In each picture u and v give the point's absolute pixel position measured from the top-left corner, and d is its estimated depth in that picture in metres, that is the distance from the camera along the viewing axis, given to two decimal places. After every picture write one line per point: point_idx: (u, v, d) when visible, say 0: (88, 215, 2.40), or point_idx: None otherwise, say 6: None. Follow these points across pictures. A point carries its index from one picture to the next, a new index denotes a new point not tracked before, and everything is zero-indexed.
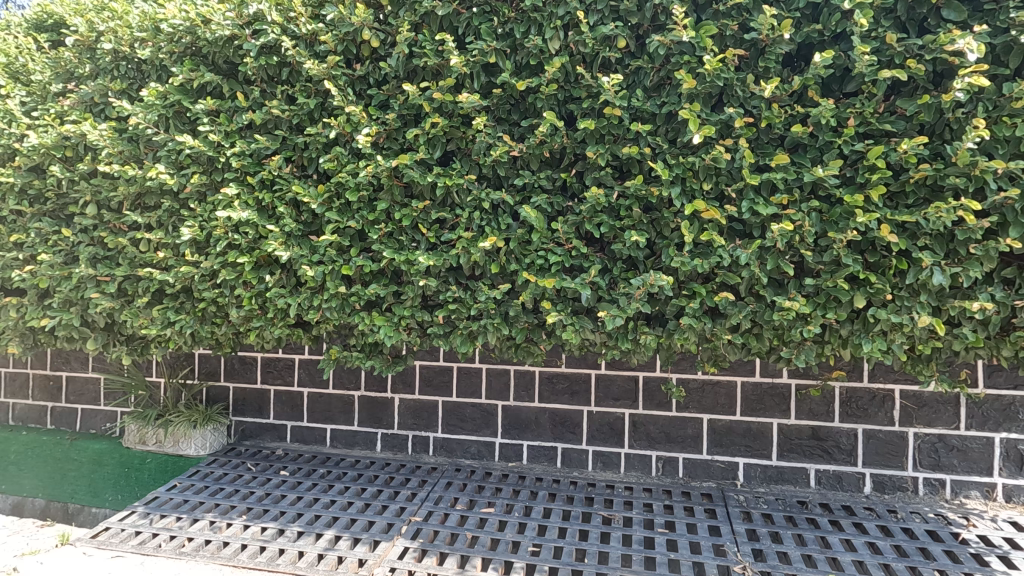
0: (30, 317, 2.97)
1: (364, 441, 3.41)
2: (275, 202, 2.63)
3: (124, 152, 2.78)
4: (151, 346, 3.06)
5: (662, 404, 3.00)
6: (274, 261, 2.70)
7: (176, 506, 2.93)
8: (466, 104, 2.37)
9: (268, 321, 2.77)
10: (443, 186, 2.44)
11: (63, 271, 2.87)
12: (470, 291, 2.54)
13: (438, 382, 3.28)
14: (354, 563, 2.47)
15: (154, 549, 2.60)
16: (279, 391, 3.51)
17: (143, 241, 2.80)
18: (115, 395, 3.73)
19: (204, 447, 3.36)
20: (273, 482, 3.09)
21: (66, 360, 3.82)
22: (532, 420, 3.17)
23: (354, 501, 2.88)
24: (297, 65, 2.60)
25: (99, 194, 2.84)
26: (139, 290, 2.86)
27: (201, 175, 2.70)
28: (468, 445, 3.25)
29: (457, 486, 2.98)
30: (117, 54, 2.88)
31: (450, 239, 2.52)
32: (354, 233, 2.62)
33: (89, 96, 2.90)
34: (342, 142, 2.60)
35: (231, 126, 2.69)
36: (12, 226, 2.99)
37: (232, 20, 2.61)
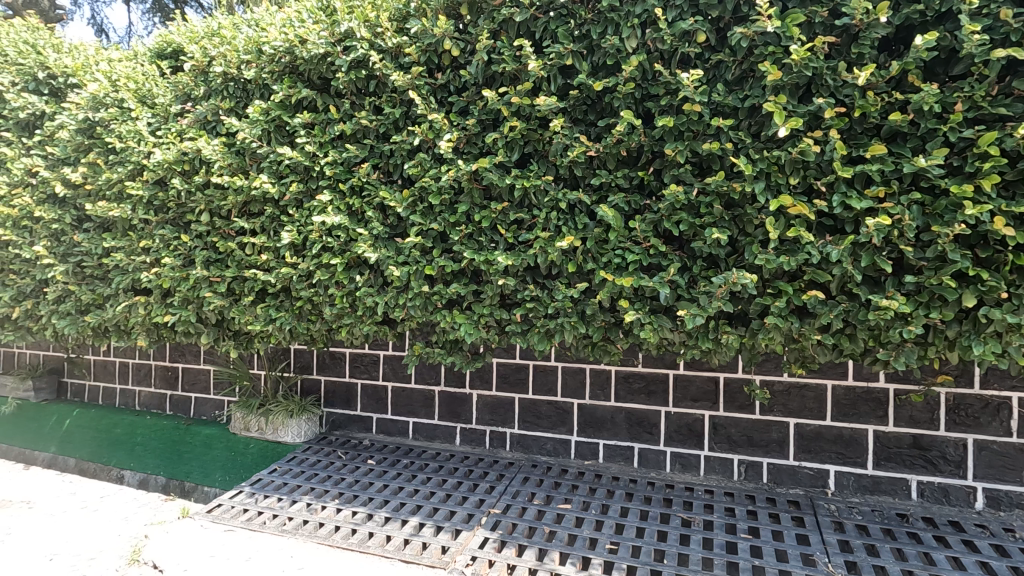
0: (156, 314, 3.33)
1: (444, 435, 3.55)
2: (364, 207, 2.81)
3: (233, 164, 3.06)
4: (255, 340, 3.35)
5: (744, 407, 2.90)
6: (363, 262, 2.87)
7: (277, 488, 3.19)
8: (543, 107, 2.42)
9: (357, 318, 2.96)
10: (521, 187, 2.50)
11: (183, 273, 3.22)
12: (548, 290, 2.58)
13: (515, 379, 3.36)
14: (438, 550, 2.59)
15: (260, 526, 2.86)
16: (366, 385, 3.72)
17: (249, 245, 3.07)
18: (224, 385, 4.11)
19: (300, 435, 3.63)
20: (361, 470, 3.30)
21: (182, 353, 4.25)
22: (608, 419, 3.17)
23: (436, 492, 3.02)
24: (384, 77, 2.76)
25: (212, 203, 3.15)
26: (246, 289, 3.13)
27: (299, 183, 2.94)
28: (544, 442, 3.31)
29: (534, 482, 3.04)
30: (226, 76, 3.18)
31: (528, 239, 2.58)
32: (436, 235, 2.74)
33: (204, 115, 3.23)
34: (425, 148, 2.73)
35: (324, 137, 2.90)
36: (141, 233, 3.38)
37: (326, 39, 2.83)
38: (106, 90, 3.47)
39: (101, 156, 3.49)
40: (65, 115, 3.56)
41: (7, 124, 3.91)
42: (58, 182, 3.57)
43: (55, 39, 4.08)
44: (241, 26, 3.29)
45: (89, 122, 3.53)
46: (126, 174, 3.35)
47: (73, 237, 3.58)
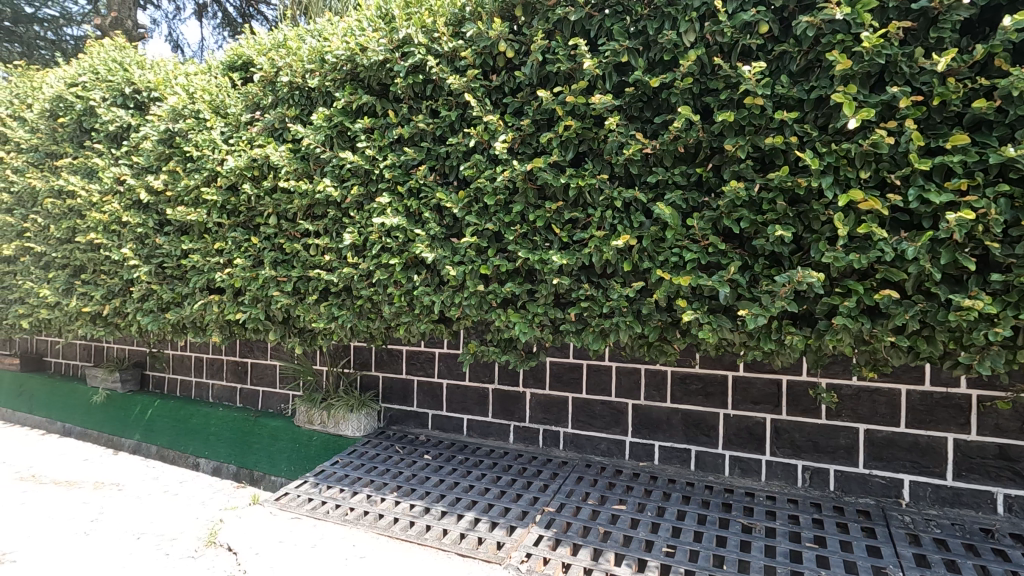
0: (228, 311, 3.53)
1: (498, 432, 3.59)
2: (422, 208, 2.89)
3: (298, 169, 3.21)
4: (319, 337, 3.49)
5: (808, 410, 2.79)
6: (420, 262, 2.95)
7: (339, 479, 3.33)
8: (598, 105, 2.41)
9: (415, 317, 3.04)
10: (576, 186, 2.50)
11: (253, 273, 3.40)
12: (602, 289, 2.57)
13: (568, 379, 3.35)
14: (493, 545, 2.63)
15: (324, 515, 2.99)
16: (422, 382, 3.82)
17: (314, 246, 3.21)
18: (288, 379, 4.31)
19: (359, 429, 3.75)
20: (418, 465, 3.39)
21: (250, 349, 4.48)
22: (664, 421, 3.11)
23: (491, 488, 3.06)
24: (441, 81, 2.83)
25: (279, 207, 3.32)
26: (310, 288, 3.27)
27: (359, 186, 3.05)
28: (598, 442, 3.29)
29: (588, 481, 3.03)
30: (292, 86, 3.34)
31: (582, 238, 2.57)
32: (491, 235, 2.78)
33: (272, 123, 3.41)
34: (480, 150, 2.77)
35: (383, 141, 3.00)
36: (216, 235, 3.60)
37: (385, 46, 2.92)
38: (185, 102, 3.72)
39: (180, 163, 3.73)
40: (149, 127, 3.83)
41: (98, 136, 4.25)
42: (143, 189, 3.85)
43: (139, 56, 4.40)
44: (305, 36, 3.44)
45: (169, 133, 3.79)
46: (202, 181, 3.58)
47: (155, 240, 3.86)
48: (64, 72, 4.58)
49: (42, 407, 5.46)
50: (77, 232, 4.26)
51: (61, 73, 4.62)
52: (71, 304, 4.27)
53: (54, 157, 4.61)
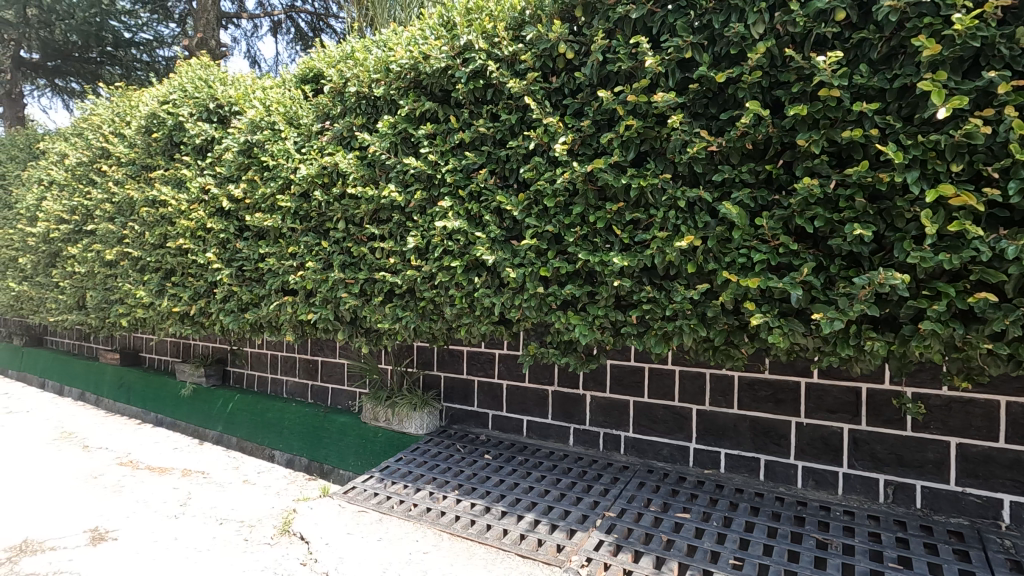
0: (301, 312, 3.71)
1: (557, 434, 3.58)
2: (482, 211, 2.93)
3: (365, 175, 3.34)
4: (384, 337, 3.61)
5: (891, 421, 2.61)
6: (481, 264, 2.99)
7: (403, 475, 3.43)
8: (660, 103, 2.36)
9: (475, 318, 3.07)
10: (637, 186, 2.46)
11: (323, 275, 3.56)
12: (665, 291, 2.51)
13: (630, 382, 3.30)
14: (553, 548, 2.63)
15: (389, 510, 3.10)
16: (482, 382, 3.87)
17: (380, 250, 3.32)
18: (356, 377, 4.48)
19: (422, 427, 3.85)
20: (479, 464, 3.43)
21: (321, 347, 4.70)
22: (731, 428, 3.00)
23: (550, 490, 3.06)
24: (501, 85, 2.86)
25: (347, 212, 3.46)
26: (376, 290, 3.39)
27: (422, 191, 3.13)
28: (660, 447, 3.21)
29: (650, 487, 2.97)
30: (359, 95, 3.49)
31: (644, 239, 2.52)
32: (551, 236, 2.77)
33: (341, 132, 3.56)
34: (540, 152, 2.77)
35: (445, 146, 3.07)
36: (290, 240, 3.80)
37: (447, 53, 3.00)
38: (262, 115, 3.96)
39: (258, 173, 3.97)
40: (230, 139, 4.11)
41: (186, 149, 4.60)
42: (225, 197, 4.13)
43: (222, 73, 4.72)
44: (371, 47, 3.57)
45: (248, 144, 4.04)
46: (277, 188, 3.79)
47: (236, 245, 4.12)
48: (157, 91, 4.99)
49: (138, 399, 5.95)
50: (168, 238, 4.63)
51: (154, 93, 5.03)
52: (163, 304, 4.64)
53: (148, 169, 5.02)
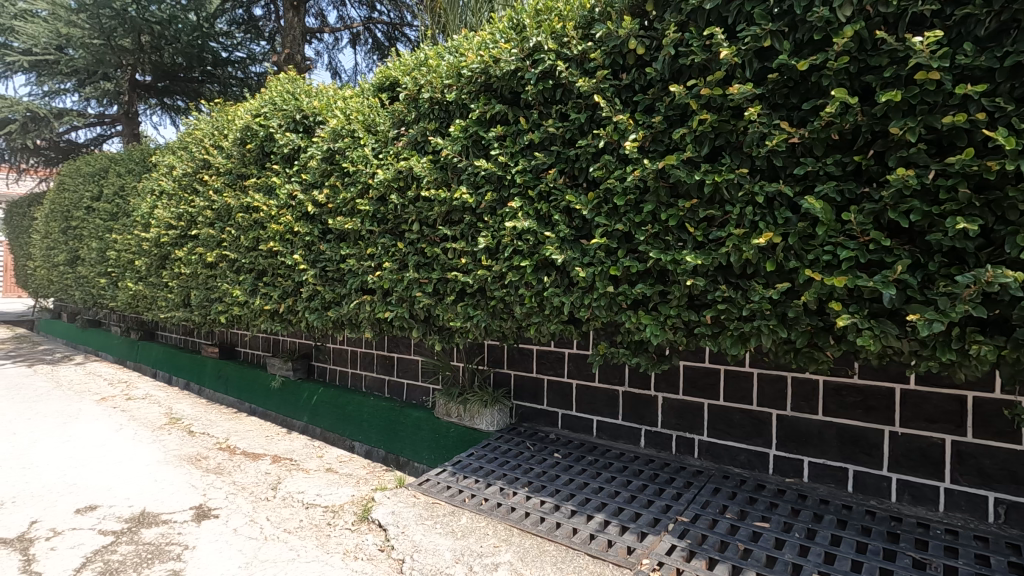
0: (379, 310, 3.89)
1: (628, 436, 3.53)
2: (552, 211, 2.94)
3: (438, 178, 3.45)
4: (455, 335, 3.70)
5: (1003, 434, 2.36)
6: (550, 264, 3.00)
7: (474, 471, 3.51)
8: (736, 95, 2.27)
9: (545, 317, 3.09)
10: (711, 182, 2.38)
11: (399, 275, 3.72)
12: (742, 291, 2.41)
13: (704, 384, 3.19)
14: (624, 549, 2.60)
15: (461, 503, 3.18)
16: (552, 381, 3.88)
17: (452, 250, 3.42)
18: (429, 374, 4.64)
19: (492, 424, 3.92)
20: (548, 463, 3.45)
21: (397, 344, 4.90)
22: (815, 435, 2.84)
23: (621, 492, 3.03)
24: (570, 85, 2.87)
25: (421, 214, 3.59)
26: (449, 289, 3.49)
27: (492, 192, 3.19)
28: (737, 453, 3.09)
29: (725, 494, 2.86)
30: (432, 101, 3.61)
31: (719, 237, 2.43)
32: (621, 235, 2.74)
33: (415, 137, 3.70)
34: (610, 150, 2.75)
35: (515, 147, 3.11)
36: (368, 242, 3.99)
37: (517, 55, 3.05)
38: (343, 123, 4.19)
39: (339, 178, 4.20)
40: (314, 147, 4.37)
41: (276, 158, 4.94)
42: (310, 202, 4.40)
43: (307, 86, 5.04)
44: (443, 53, 3.67)
45: (330, 152, 4.29)
46: (357, 193, 4.00)
47: (320, 247, 4.38)
48: (250, 105, 5.39)
49: (234, 389, 6.45)
50: (261, 241, 4.99)
51: (248, 107, 5.44)
52: (256, 303, 5.01)
53: (243, 178, 5.44)
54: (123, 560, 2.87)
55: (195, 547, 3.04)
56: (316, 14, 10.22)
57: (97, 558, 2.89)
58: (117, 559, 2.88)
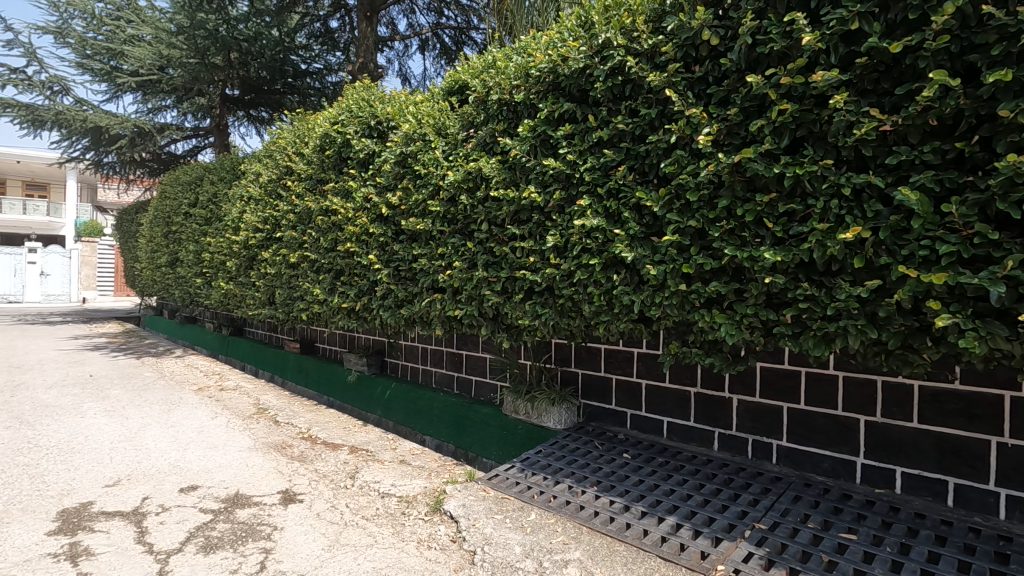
0: (449, 308, 4.00)
1: (700, 438, 3.43)
2: (621, 208, 2.91)
3: (506, 178, 3.50)
4: (523, 334, 3.73)
5: None
6: (620, 262, 2.97)
7: (542, 468, 3.53)
8: (819, 82, 2.16)
9: (614, 316, 3.05)
10: (792, 175, 2.27)
11: (468, 274, 3.81)
12: (826, 289, 2.29)
13: (783, 386, 3.05)
14: (697, 554, 2.53)
15: (530, 499, 3.22)
16: (621, 381, 3.83)
17: (520, 249, 3.45)
18: (497, 371, 4.71)
19: (560, 422, 3.92)
20: (617, 463, 3.42)
21: (465, 342, 5.01)
22: (909, 444, 2.65)
23: (693, 495, 2.95)
24: (640, 80, 2.84)
25: (490, 214, 3.65)
26: (517, 288, 3.53)
27: (561, 191, 3.20)
28: (820, 460, 2.93)
29: (807, 502, 2.72)
30: (501, 102, 3.67)
31: (800, 232, 2.32)
32: (694, 232, 2.67)
33: (484, 138, 3.77)
34: (682, 145, 2.69)
35: (583, 145, 3.10)
36: (439, 241, 4.11)
37: (585, 53, 3.06)
38: (414, 128, 4.34)
39: (412, 181, 4.35)
40: (388, 152, 4.55)
41: (352, 163, 5.19)
42: (384, 204, 4.58)
43: (381, 93, 5.25)
44: (512, 54, 3.72)
45: (403, 155, 4.46)
46: (428, 195, 4.13)
47: (393, 247, 4.56)
48: (328, 114, 5.68)
49: (314, 383, 6.82)
50: (338, 242, 5.26)
51: (326, 115, 5.73)
52: (334, 301, 5.28)
53: (322, 183, 5.74)
54: (222, 536, 3.13)
55: (283, 528, 3.26)
56: (387, 23, 10.62)
57: (199, 533, 3.16)
58: (216, 535, 3.13)
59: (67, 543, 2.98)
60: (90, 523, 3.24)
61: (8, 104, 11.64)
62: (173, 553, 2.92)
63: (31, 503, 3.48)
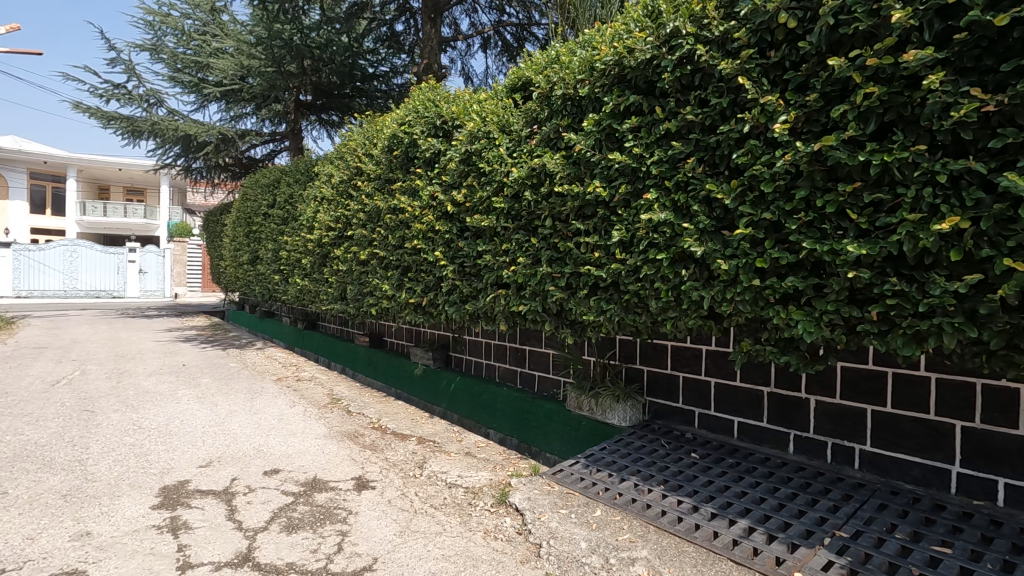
0: (513, 304, 4.03)
1: (774, 441, 3.30)
2: (690, 202, 2.83)
3: (571, 173, 3.50)
4: (587, 329, 3.71)
5: None
6: (688, 256, 2.90)
7: (607, 464, 3.51)
8: (911, 62, 2.01)
9: (682, 312, 2.98)
10: (879, 163, 2.13)
11: (532, 270, 3.83)
12: (918, 284, 2.13)
13: (867, 388, 2.87)
14: (772, 560, 2.44)
15: (595, 496, 3.20)
16: (688, 379, 3.73)
17: (585, 245, 3.43)
18: (561, 367, 4.71)
19: (624, 420, 3.87)
20: (685, 463, 3.34)
21: (528, 337, 5.04)
22: (1013, 453, 2.43)
23: (767, 498, 2.84)
24: (710, 69, 2.76)
25: (554, 210, 3.65)
26: (582, 283, 3.51)
27: (627, 185, 3.15)
28: (908, 467, 2.74)
29: (894, 511, 2.56)
30: (565, 97, 3.66)
31: (888, 223, 2.17)
32: (769, 224, 2.56)
33: (548, 134, 3.77)
34: (756, 134, 2.59)
35: (650, 138, 3.04)
36: (503, 238, 4.15)
37: (652, 44, 3.01)
38: (478, 126, 4.40)
39: (476, 178, 4.43)
40: (453, 150, 4.65)
41: (419, 162, 5.33)
42: (449, 202, 4.69)
43: (446, 93, 5.37)
44: (576, 48, 3.70)
45: (468, 154, 4.54)
46: (492, 192, 4.19)
47: (458, 244, 4.66)
48: (396, 115, 5.86)
49: (383, 375, 7.08)
50: (405, 240, 5.43)
51: (393, 116, 5.92)
52: (402, 296, 5.46)
53: (390, 182, 5.94)
54: (303, 517, 3.33)
55: (357, 513, 3.41)
56: (450, 23, 10.81)
57: (282, 513, 3.37)
58: (297, 516, 3.33)
59: (169, 517, 3.27)
60: (187, 499, 3.53)
61: (112, 117, 12.78)
62: (259, 531, 3.13)
63: (137, 479, 3.84)
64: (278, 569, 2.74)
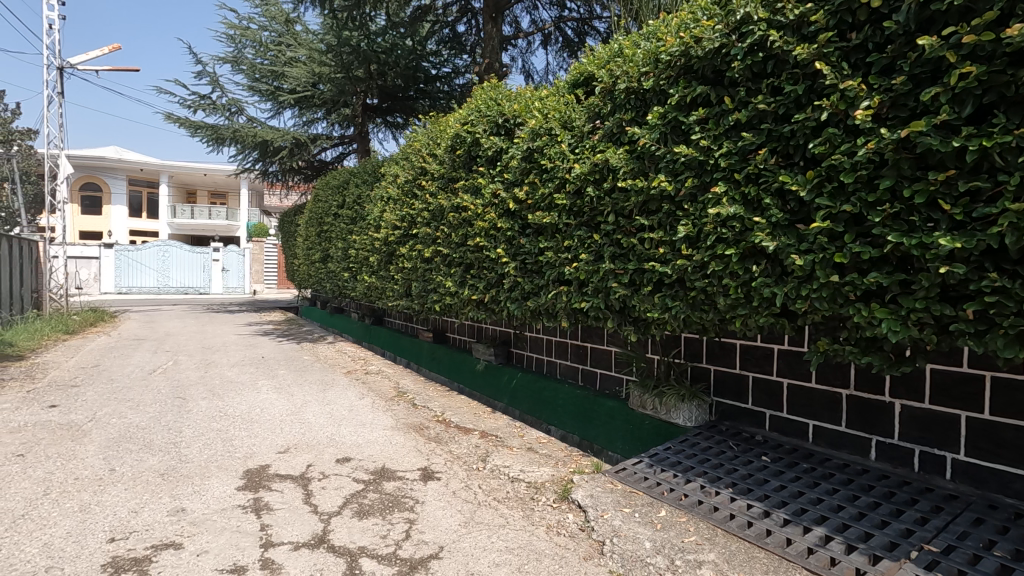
0: (575, 301, 4.02)
1: (854, 446, 3.11)
2: (761, 194, 2.72)
3: (634, 168, 3.44)
4: (651, 327, 3.64)
5: None
6: (759, 251, 2.79)
7: (672, 465, 3.44)
8: (1015, 37, 1.84)
9: (752, 309, 2.87)
10: (977, 148, 1.96)
11: (595, 267, 3.80)
12: (1022, 280, 1.96)
13: (961, 393, 2.65)
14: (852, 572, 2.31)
15: (660, 497, 3.15)
16: (758, 379, 3.59)
17: (650, 240, 3.37)
18: (623, 364, 4.65)
19: (690, 420, 3.78)
20: (754, 466, 3.22)
21: (590, 334, 5.01)
22: None
23: (846, 506, 2.69)
24: (784, 55, 2.63)
25: (617, 205, 3.61)
26: (645, 280, 3.45)
27: (693, 178, 3.07)
28: (1009, 480, 2.52)
29: (993, 527, 2.36)
30: (628, 91, 3.60)
31: (987, 214, 2.01)
32: (849, 217, 2.42)
33: (610, 129, 3.73)
34: (836, 122, 2.44)
35: (718, 129, 2.94)
36: (565, 234, 4.14)
37: (721, 32, 2.91)
38: (540, 122, 4.42)
39: (539, 175, 4.44)
40: (515, 148, 4.69)
41: (481, 161, 5.41)
42: (511, 200, 4.73)
43: (507, 91, 5.41)
44: (639, 40, 3.63)
45: (530, 151, 4.55)
46: (554, 188, 4.19)
47: (520, 241, 4.70)
48: (458, 115, 5.97)
49: (446, 370, 7.26)
50: (468, 237, 5.53)
51: (456, 116, 6.03)
52: (464, 293, 5.57)
53: (453, 181, 6.07)
54: (373, 503, 3.48)
55: (423, 502, 3.53)
56: (511, 22, 10.88)
57: (353, 499, 3.53)
58: (367, 503, 3.48)
59: (252, 498, 3.50)
60: (268, 482, 3.77)
61: (198, 126, 13.75)
62: (333, 515, 3.29)
63: (224, 462, 4.13)
64: (350, 552, 2.87)
